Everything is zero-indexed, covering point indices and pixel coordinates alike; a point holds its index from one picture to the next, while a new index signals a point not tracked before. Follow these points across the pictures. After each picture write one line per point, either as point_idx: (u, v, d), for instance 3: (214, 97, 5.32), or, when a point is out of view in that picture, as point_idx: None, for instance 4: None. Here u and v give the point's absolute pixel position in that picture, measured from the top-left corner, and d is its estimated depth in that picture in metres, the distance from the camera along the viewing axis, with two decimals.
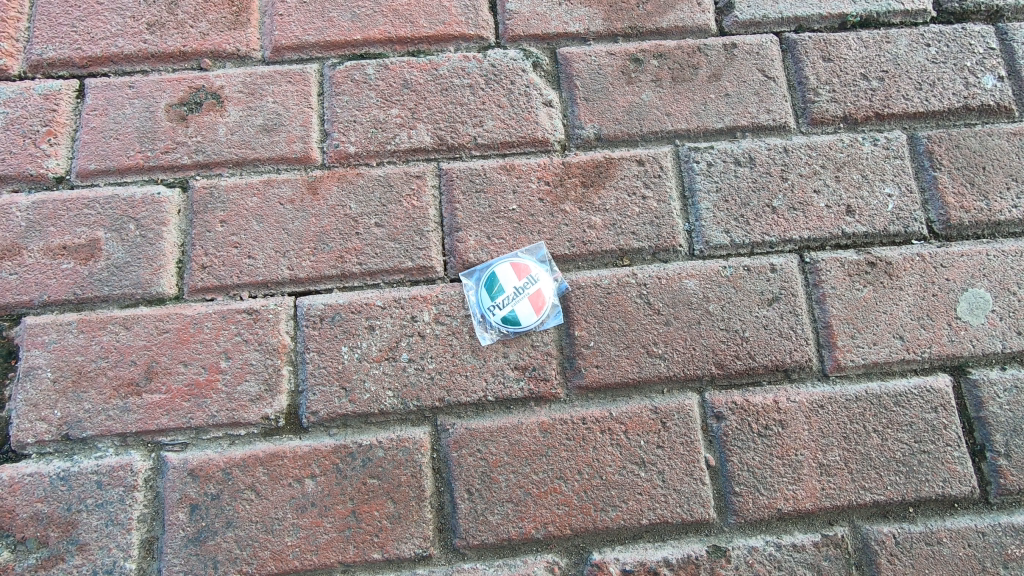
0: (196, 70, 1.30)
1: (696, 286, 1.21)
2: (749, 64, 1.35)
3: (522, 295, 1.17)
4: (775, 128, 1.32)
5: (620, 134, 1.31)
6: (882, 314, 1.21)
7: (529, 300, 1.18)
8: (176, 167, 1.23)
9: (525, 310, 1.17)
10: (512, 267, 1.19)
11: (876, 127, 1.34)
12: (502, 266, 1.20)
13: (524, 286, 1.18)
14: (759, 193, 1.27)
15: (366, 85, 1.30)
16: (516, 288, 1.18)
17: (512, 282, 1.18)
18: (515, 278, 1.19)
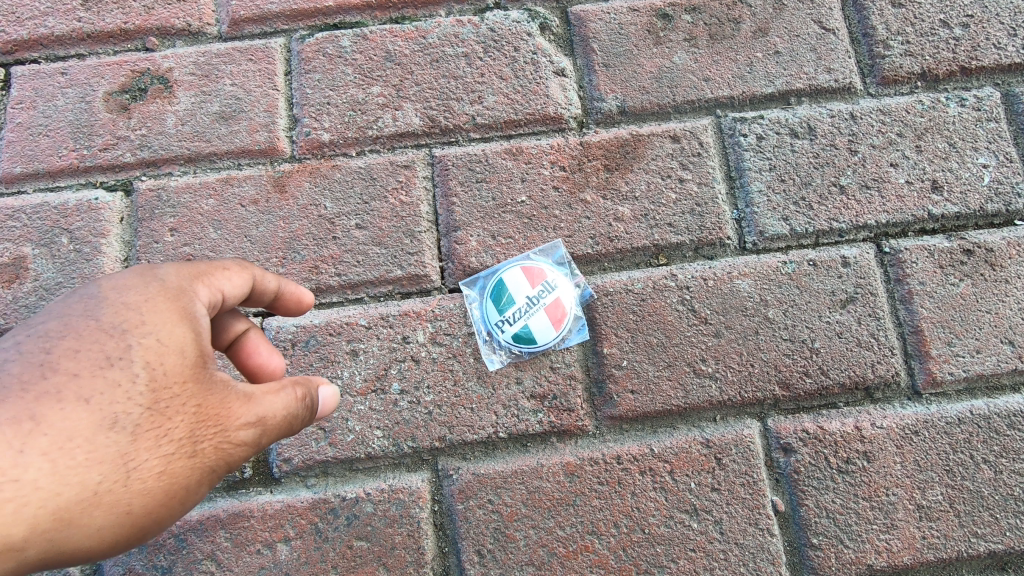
0: (140, 51, 1.10)
1: (751, 287, 0.99)
2: (802, 14, 1.12)
3: (537, 307, 0.96)
4: (837, 90, 1.09)
5: (648, 106, 1.08)
6: (986, 314, 0.98)
7: (547, 312, 0.96)
8: (117, 167, 1.03)
9: (542, 325, 0.95)
10: (522, 274, 0.97)
11: (962, 84, 1.10)
12: (510, 273, 0.97)
13: (539, 296, 0.96)
14: (823, 170, 1.04)
15: (340, 60, 1.09)
16: (529, 300, 0.96)
17: (524, 292, 0.96)
18: (529, 287, 0.97)
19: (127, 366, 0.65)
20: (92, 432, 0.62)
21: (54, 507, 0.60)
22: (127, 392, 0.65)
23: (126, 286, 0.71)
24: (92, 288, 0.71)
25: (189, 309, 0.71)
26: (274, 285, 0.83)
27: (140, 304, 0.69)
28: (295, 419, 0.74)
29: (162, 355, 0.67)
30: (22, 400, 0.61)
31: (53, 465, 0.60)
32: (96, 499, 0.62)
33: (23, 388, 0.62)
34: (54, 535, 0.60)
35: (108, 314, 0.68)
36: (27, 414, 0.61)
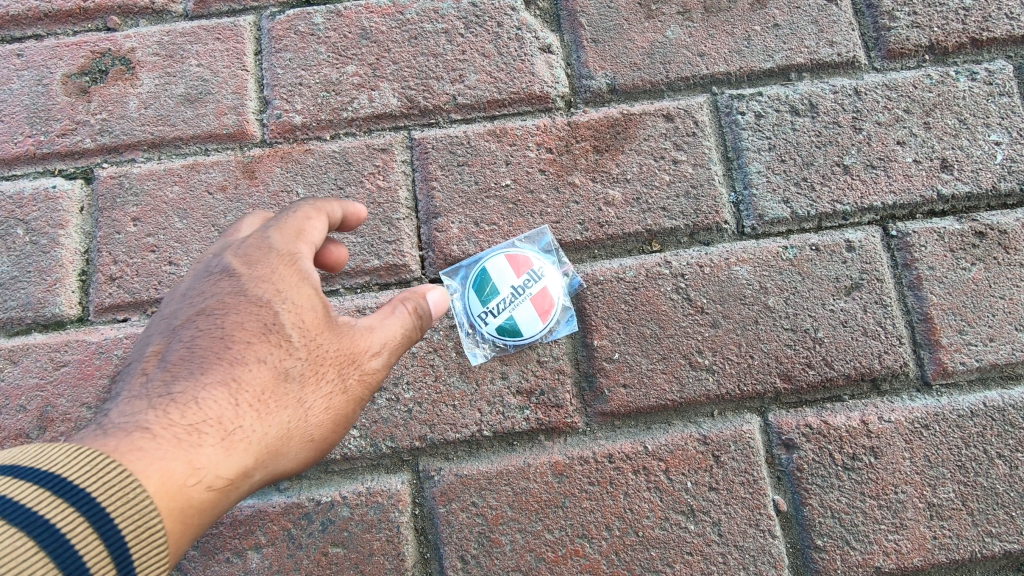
0: (101, 31, 1.03)
1: (749, 274, 0.93)
2: None
3: (523, 298, 0.90)
4: (840, 65, 1.03)
5: (640, 83, 1.02)
6: (999, 300, 0.92)
7: (534, 302, 0.90)
8: (77, 154, 0.97)
9: (528, 317, 0.89)
10: (506, 262, 0.90)
11: (972, 57, 1.04)
12: (493, 262, 0.91)
13: (525, 286, 0.90)
14: (826, 149, 0.98)
15: (313, 38, 1.02)
16: (515, 289, 0.90)
17: (508, 282, 0.90)
18: (513, 276, 0.90)
19: (281, 322, 0.69)
20: (273, 381, 0.67)
21: (259, 448, 0.65)
22: (293, 341, 0.69)
23: (248, 260, 0.73)
24: (224, 264, 0.73)
25: (300, 266, 0.73)
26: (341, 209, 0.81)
27: (264, 273, 0.71)
28: (413, 336, 0.78)
29: (307, 309, 0.71)
30: (218, 364, 0.65)
31: (255, 410, 0.65)
32: (286, 436, 0.67)
33: (206, 356, 0.66)
34: (264, 466, 0.66)
35: (251, 284, 0.71)
36: (229, 376, 0.65)
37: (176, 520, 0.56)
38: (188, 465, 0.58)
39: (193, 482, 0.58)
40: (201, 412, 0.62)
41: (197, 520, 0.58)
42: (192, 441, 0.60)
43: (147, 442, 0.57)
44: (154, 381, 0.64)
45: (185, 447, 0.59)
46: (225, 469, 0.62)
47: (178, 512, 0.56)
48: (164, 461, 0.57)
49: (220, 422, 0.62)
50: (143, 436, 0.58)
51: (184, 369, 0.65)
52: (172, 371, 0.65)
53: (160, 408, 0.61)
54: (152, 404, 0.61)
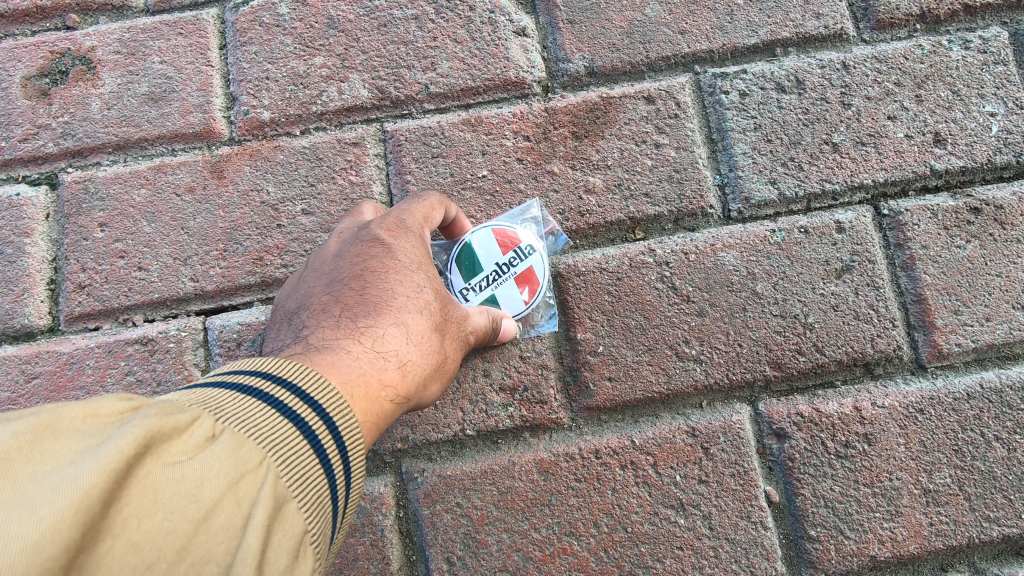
0: (60, 30, 1.00)
1: (736, 259, 0.90)
2: None
3: (508, 277, 0.87)
4: (827, 38, 0.99)
5: (619, 65, 0.98)
6: (996, 278, 0.89)
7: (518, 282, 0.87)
8: (40, 159, 0.94)
9: (510, 295, 0.87)
10: (492, 236, 0.87)
11: (966, 24, 0.99)
12: (479, 237, 0.88)
13: (509, 264, 0.87)
14: (814, 126, 0.95)
15: (279, 29, 0.99)
16: (499, 266, 0.87)
17: (493, 258, 0.88)
18: (499, 254, 0.87)
19: (420, 282, 0.75)
20: (427, 328, 0.72)
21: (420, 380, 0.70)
22: (432, 296, 0.75)
23: (394, 230, 0.78)
24: (373, 232, 0.78)
25: (418, 239, 0.79)
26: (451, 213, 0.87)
27: (410, 243, 0.77)
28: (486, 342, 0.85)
29: (438, 279, 0.77)
30: (386, 310, 0.71)
31: (419, 348, 0.70)
32: (433, 375, 0.73)
33: (371, 303, 0.71)
34: (420, 396, 0.72)
35: (400, 251, 0.76)
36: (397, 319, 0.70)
37: (369, 422, 0.62)
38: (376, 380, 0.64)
39: (378, 393, 0.64)
40: (382, 342, 0.68)
41: (381, 427, 0.65)
42: (380, 363, 0.66)
43: (346, 360, 0.63)
44: (330, 320, 0.70)
45: (373, 364, 0.65)
46: (400, 390, 0.67)
47: (371, 414, 0.63)
48: (362, 374, 0.63)
49: (395, 352, 0.68)
50: (342, 355, 0.64)
51: (356, 310, 0.70)
52: (345, 312, 0.70)
53: (352, 336, 0.67)
54: (343, 332, 0.67)
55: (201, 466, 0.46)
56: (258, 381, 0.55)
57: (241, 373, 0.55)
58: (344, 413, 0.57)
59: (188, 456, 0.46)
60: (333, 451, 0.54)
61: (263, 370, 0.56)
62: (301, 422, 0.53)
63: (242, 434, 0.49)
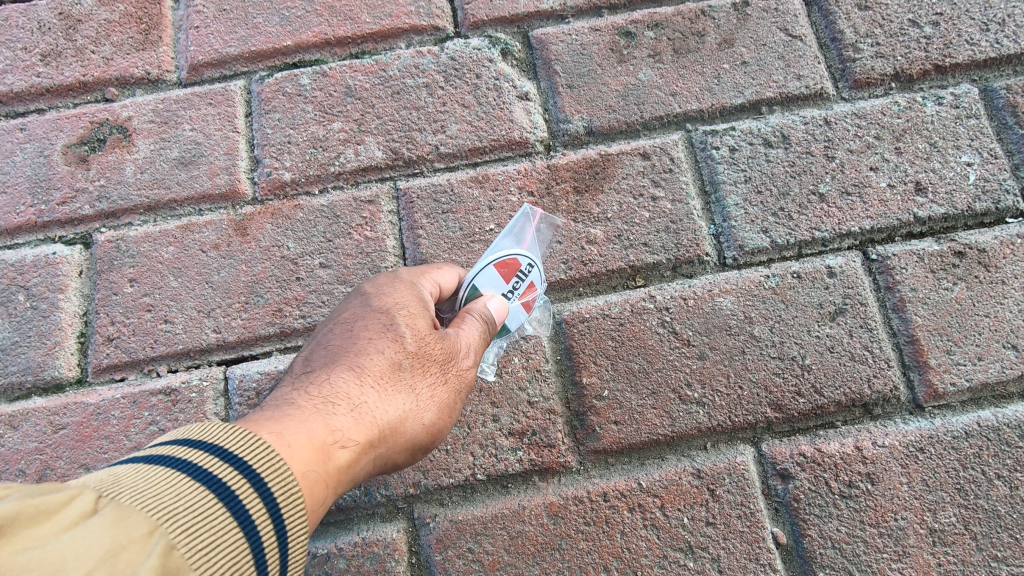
0: (99, 102, 1.09)
1: (733, 304, 0.94)
2: (766, 23, 1.10)
3: (516, 300, 0.87)
4: (809, 97, 1.06)
5: (616, 124, 1.05)
6: (984, 318, 0.93)
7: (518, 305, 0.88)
8: (76, 220, 1.01)
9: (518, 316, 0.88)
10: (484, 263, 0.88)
11: (938, 82, 1.07)
12: (479, 266, 0.87)
13: (514, 287, 0.87)
14: (801, 178, 1.01)
15: (300, 98, 1.07)
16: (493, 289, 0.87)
17: (496, 288, 0.87)
18: (502, 281, 0.87)
19: (392, 325, 0.78)
20: (390, 370, 0.76)
21: (381, 424, 0.73)
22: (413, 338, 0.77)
23: (375, 284, 0.84)
24: (360, 287, 0.85)
25: (407, 287, 0.82)
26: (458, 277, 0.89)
27: (388, 290, 0.82)
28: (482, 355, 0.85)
29: (419, 316, 0.79)
30: (348, 358, 0.76)
31: (375, 390, 0.74)
32: (402, 418, 0.75)
33: (337, 354, 0.77)
34: (387, 441, 0.74)
35: (377, 299, 0.82)
36: (356, 367, 0.75)
37: (321, 471, 0.65)
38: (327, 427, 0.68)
39: (329, 440, 0.68)
40: (333, 391, 0.72)
41: (336, 477, 0.67)
42: (330, 411, 0.70)
43: (291, 412, 0.69)
44: (302, 375, 0.76)
45: (323, 413, 0.70)
46: (356, 436, 0.70)
47: (322, 461, 0.66)
48: (310, 423, 0.68)
49: (349, 398, 0.72)
50: (291, 411, 0.70)
51: (322, 362, 0.77)
52: (313, 365, 0.77)
53: (302, 390, 0.73)
54: (298, 388, 0.73)
55: (69, 542, 0.46)
56: (168, 449, 0.58)
57: (158, 451, 0.58)
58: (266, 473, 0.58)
59: (56, 535, 0.46)
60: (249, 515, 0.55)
61: (178, 444, 0.58)
62: (211, 488, 0.54)
63: (126, 506, 0.50)
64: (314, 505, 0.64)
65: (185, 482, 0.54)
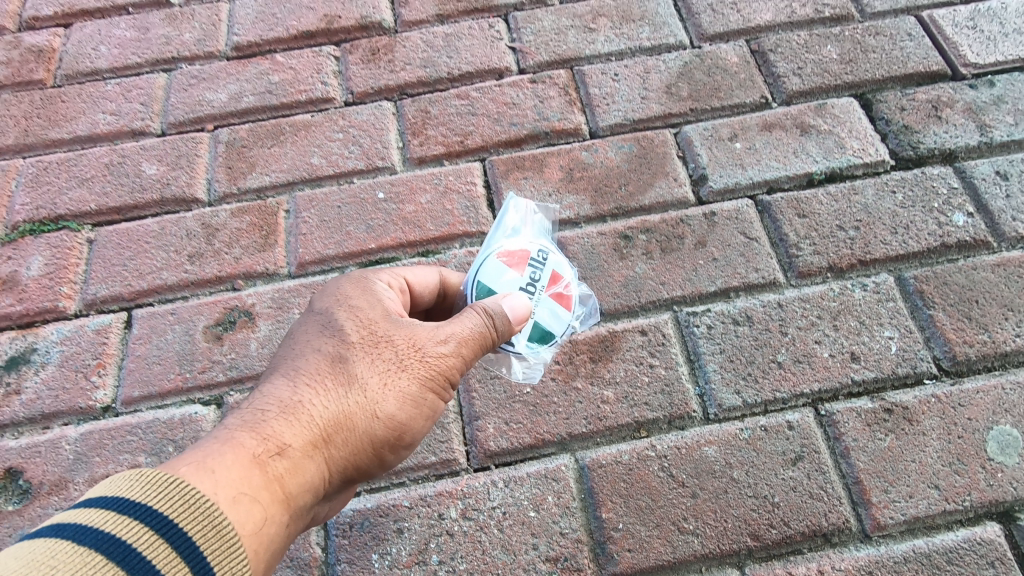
0: (230, 291, 1.45)
1: (716, 452, 1.23)
2: (730, 228, 1.48)
3: (540, 289, 1.20)
4: (766, 284, 1.40)
5: (620, 307, 1.39)
6: (912, 463, 1.20)
7: (553, 296, 1.20)
8: (212, 385, 1.33)
9: (548, 299, 1.20)
10: (504, 259, 1.20)
11: (863, 272, 1.41)
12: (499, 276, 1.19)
13: (532, 278, 1.19)
14: (762, 350, 1.32)
15: None
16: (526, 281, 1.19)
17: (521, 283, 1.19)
18: (521, 277, 1.19)
19: (345, 327, 1.06)
20: (330, 372, 1.02)
21: (324, 424, 0.99)
22: (364, 339, 1.05)
23: (319, 300, 1.12)
24: (310, 302, 1.13)
25: (376, 285, 1.14)
26: (438, 278, 1.26)
27: (329, 304, 1.10)
28: (490, 344, 1.11)
29: (360, 314, 1.08)
30: (283, 373, 1.02)
31: (315, 395, 1.00)
32: (347, 414, 1.01)
33: (282, 369, 1.03)
34: (336, 435, 1.00)
35: (320, 308, 1.10)
36: (293, 380, 1.01)
37: (259, 478, 0.90)
38: (260, 442, 0.93)
39: (264, 454, 0.93)
40: (272, 400, 0.99)
41: (277, 483, 0.92)
42: (267, 425, 0.96)
43: (223, 435, 0.93)
44: (246, 397, 1.02)
45: (259, 426, 0.95)
46: (298, 442, 0.96)
47: (264, 471, 0.91)
48: (248, 438, 0.93)
49: (283, 408, 0.98)
50: (227, 433, 0.94)
51: (263, 381, 1.03)
52: (254, 387, 1.03)
53: (238, 411, 0.97)
54: (233, 411, 0.97)
55: None
56: (66, 519, 0.75)
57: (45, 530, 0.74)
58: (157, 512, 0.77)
59: None
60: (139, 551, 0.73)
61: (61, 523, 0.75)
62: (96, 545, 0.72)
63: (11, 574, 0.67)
64: (265, 515, 0.89)
65: (73, 548, 0.71)
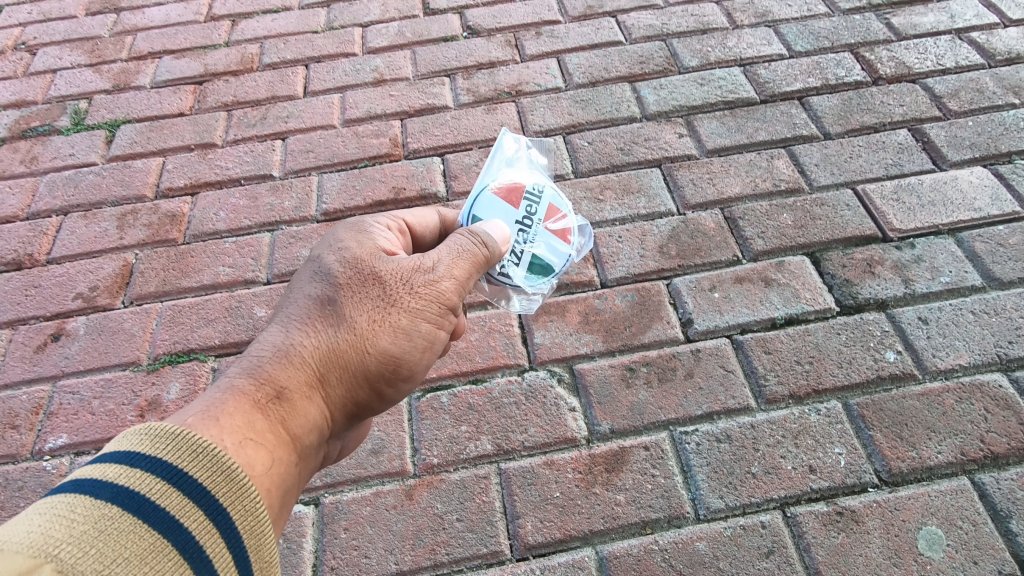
0: None
1: (706, 546, 1.58)
2: (712, 362, 1.90)
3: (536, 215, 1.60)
4: (741, 408, 1.80)
5: (628, 426, 1.78)
6: (859, 556, 1.54)
7: (551, 228, 1.61)
8: (312, 488, 1.74)
9: (543, 237, 1.60)
10: (498, 193, 1.59)
11: (817, 399, 1.81)
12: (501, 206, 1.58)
13: (527, 213, 1.59)
14: (740, 462, 1.70)
15: (442, 410, 1.85)
16: (522, 216, 1.58)
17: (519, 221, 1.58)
18: (517, 211, 1.58)
19: (335, 272, 1.40)
20: (323, 322, 1.35)
21: (316, 374, 1.32)
22: (349, 290, 1.38)
23: (315, 256, 1.46)
24: (309, 253, 1.48)
25: (376, 228, 1.53)
26: (437, 218, 1.68)
27: (323, 258, 1.44)
28: (485, 262, 1.48)
29: (353, 257, 1.42)
30: (281, 329, 1.34)
31: (309, 338, 1.33)
32: (338, 355, 1.34)
33: (286, 316, 1.36)
34: (330, 374, 1.33)
35: (316, 262, 1.44)
36: (288, 337, 1.33)
37: (259, 421, 1.20)
38: (257, 395, 1.23)
39: (263, 403, 1.23)
40: (269, 359, 1.29)
41: (277, 426, 1.23)
42: (265, 381, 1.26)
43: (224, 389, 1.22)
44: (252, 348, 1.33)
45: (258, 381, 1.25)
46: (295, 387, 1.28)
47: (263, 416, 1.21)
48: (245, 393, 1.22)
49: (280, 364, 1.28)
50: (231, 386, 1.23)
51: (267, 333, 1.35)
52: (256, 342, 1.34)
53: (238, 371, 1.26)
54: (235, 370, 1.26)
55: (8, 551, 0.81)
56: (90, 475, 0.94)
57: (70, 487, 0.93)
58: (166, 463, 0.98)
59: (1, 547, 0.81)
60: (151, 501, 0.93)
61: (85, 480, 0.94)
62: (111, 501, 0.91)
63: (46, 527, 0.85)
64: (274, 453, 1.20)
65: (95, 502, 0.90)
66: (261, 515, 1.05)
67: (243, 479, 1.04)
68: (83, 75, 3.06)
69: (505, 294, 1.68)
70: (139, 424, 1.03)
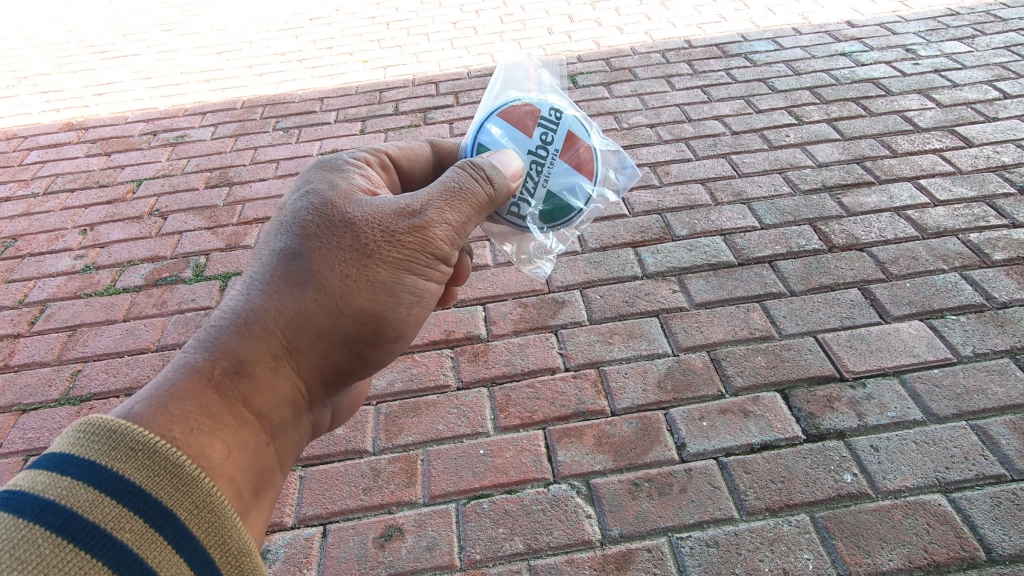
0: (387, 513, 2.35)
1: None
2: (702, 479, 2.35)
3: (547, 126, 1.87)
4: (726, 518, 2.22)
5: (634, 531, 2.21)
6: None
7: (564, 160, 1.89)
8: None
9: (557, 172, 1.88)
10: (511, 121, 1.87)
11: (789, 512, 2.23)
12: (515, 135, 1.87)
13: (539, 135, 1.86)
14: (725, 564, 2.10)
15: (483, 514, 2.31)
16: (535, 146, 1.87)
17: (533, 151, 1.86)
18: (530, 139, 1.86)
19: (302, 232, 1.57)
20: (287, 288, 1.51)
21: (282, 342, 1.48)
22: (318, 247, 1.55)
23: (281, 222, 1.62)
24: (278, 217, 1.64)
25: (361, 168, 1.79)
26: (427, 147, 2.04)
27: (290, 223, 1.60)
28: (485, 200, 1.73)
29: (322, 216, 1.59)
30: (243, 298, 1.48)
31: (273, 302, 1.48)
32: (306, 316, 1.51)
33: (254, 278, 1.52)
34: (297, 335, 1.50)
35: (283, 232, 1.59)
36: (248, 308, 1.46)
37: (217, 400, 1.33)
38: (214, 374, 1.35)
39: (221, 380, 1.36)
40: (227, 333, 1.42)
41: (239, 400, 1.38)
42: (225, 352, 1.40)
43: (184, 365, 1.35)
44: (215, 319, 1.46)
45: (219, 353, 1.39)
46: (261, 353, 1.44)
47: (224, 392, 1.36)
48: (204, 368, 1.35)
49: (237, 338, 1.42)
50: (193, 359, 1.36)
51: (234, 296, 1.49)
52: (222, 310, 1.48)
53: (199, 345, 1.39)
54: (194, 348, 1.39)
55: None
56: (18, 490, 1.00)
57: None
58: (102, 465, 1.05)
59: None
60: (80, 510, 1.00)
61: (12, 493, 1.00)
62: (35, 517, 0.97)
63: None
64: (238, 429, 1.36)
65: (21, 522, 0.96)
66: (211, 508, 1.13)
67: (188, 477, 1.12)
68: (202, 236, 3.91)
69: (526, 238, 2.00)
70: (81, 419, 1.10)
